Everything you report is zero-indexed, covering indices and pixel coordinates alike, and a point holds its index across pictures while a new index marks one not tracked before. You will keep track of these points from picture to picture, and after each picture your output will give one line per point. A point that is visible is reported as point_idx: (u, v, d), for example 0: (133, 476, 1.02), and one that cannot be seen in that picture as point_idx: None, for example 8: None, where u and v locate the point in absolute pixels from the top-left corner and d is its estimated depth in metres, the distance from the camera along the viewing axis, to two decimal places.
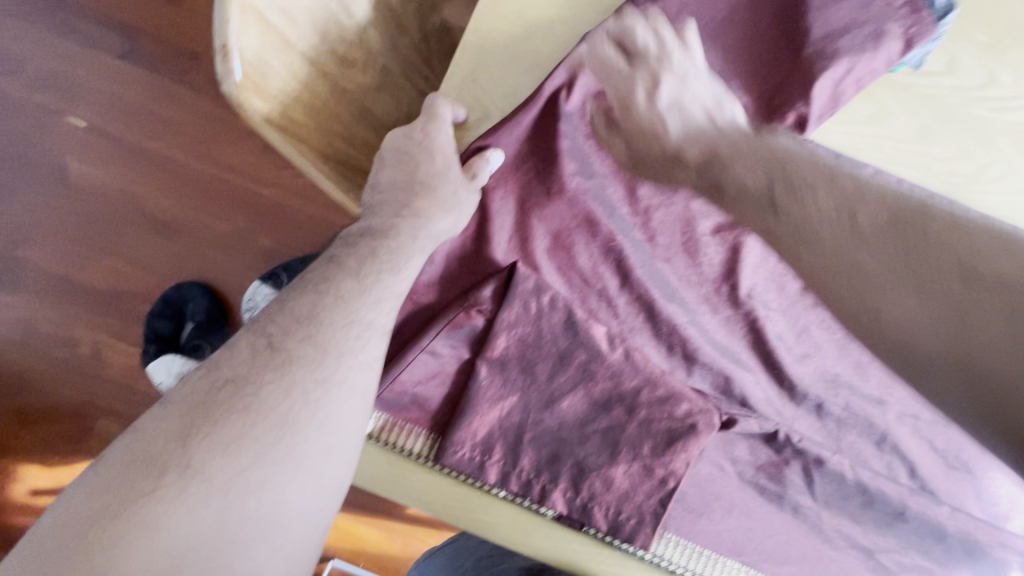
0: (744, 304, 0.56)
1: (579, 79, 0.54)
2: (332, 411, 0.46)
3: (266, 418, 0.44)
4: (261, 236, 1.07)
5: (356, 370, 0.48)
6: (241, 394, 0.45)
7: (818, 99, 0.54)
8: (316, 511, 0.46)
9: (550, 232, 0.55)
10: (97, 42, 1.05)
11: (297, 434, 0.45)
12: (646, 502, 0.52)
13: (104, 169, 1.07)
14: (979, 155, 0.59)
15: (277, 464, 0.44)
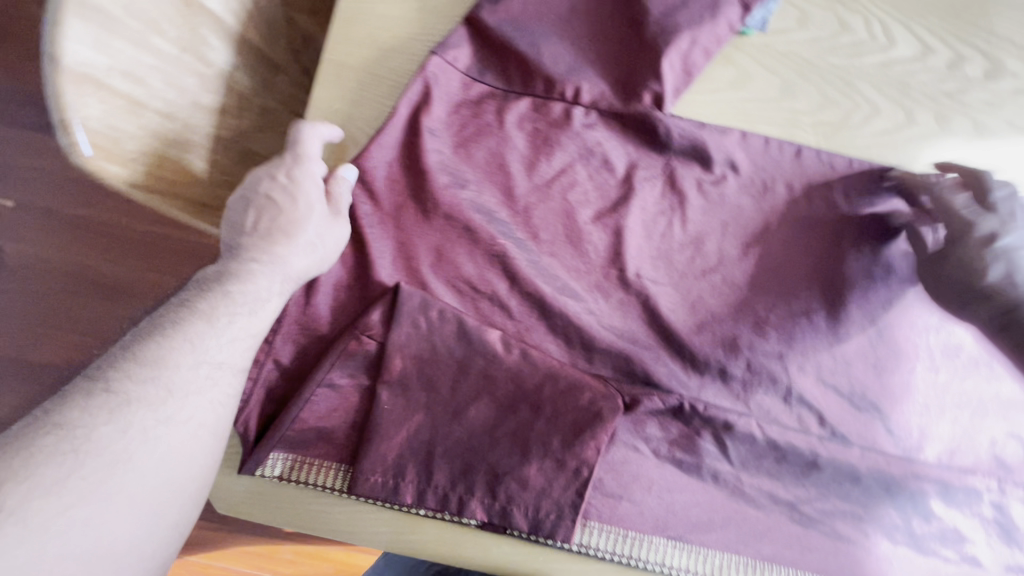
0: (635, 284, 0.57)
1: (431, 95, 0.55)
2: (177, 442, 0.41)
3: (99, 452, 0.37)
4: None
5: (204, 410, 0.42)
6: (56, 423, 0.37)
7: (669, 76, 0.55)
8: (144, 562, 0.37)
9: (431, 245, 0.55)
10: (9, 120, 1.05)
11: (132, 463, 0.38)
12: (564, 495, 0.53)
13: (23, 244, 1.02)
14: (843, 102, 0.60)
15: (107, 507, 0.36)
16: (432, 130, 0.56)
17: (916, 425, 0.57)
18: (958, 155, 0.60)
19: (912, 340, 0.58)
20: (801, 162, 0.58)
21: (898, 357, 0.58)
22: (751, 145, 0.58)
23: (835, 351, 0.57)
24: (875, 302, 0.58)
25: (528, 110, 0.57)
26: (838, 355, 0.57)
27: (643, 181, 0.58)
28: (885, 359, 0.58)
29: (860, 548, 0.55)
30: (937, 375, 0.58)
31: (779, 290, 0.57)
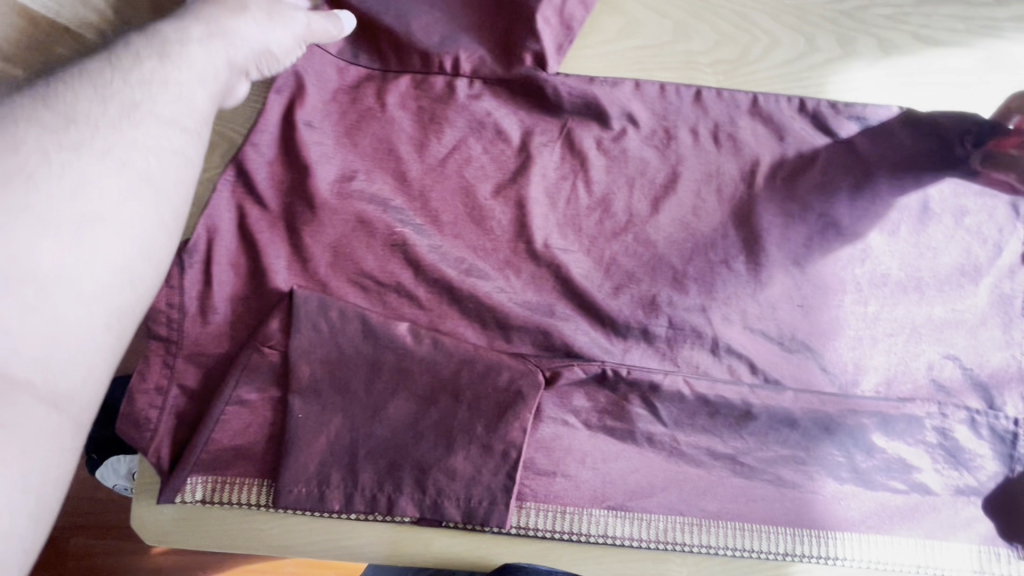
0: (545, 255, 0.54)
1: (305, 90, 0.53)
2: (150, 139, 0.35)
3: (59, 137, 0.32)
4: None
5: (130, 147, 0.34)
6: (60, 151, 0.32)
7: (547, 35, 0.53)
8: (70, 329, 0.30)
9: (326, 243, 0.53)
10: None
11: (106, 193, 0.32)
12: (495, 480, 0.51)
13: None
14: (739, 37, 0.58)
15: (13, 236, 0.29)
16: (310, 122, 0.53)
17: (852, 359, 0.55)
18: (865, 76, 0.58)
19: (839, 273, 0.56)
20: (702, 104, 0.56)
21: (826, 293, 0.56)
22: (646, 94, 0.56)
23: (762, 295, 0.55)
24: (797, 238, 0.55)
25: (411, 88, 0.55)
26: (764, 298, 0.55)
27: (540, 146, 0.55)
28: (813, 296, 0.55)
29: (804, 490, 0.54)
30: (867, 305, 0.56)
31: (695, 240, 0.55)
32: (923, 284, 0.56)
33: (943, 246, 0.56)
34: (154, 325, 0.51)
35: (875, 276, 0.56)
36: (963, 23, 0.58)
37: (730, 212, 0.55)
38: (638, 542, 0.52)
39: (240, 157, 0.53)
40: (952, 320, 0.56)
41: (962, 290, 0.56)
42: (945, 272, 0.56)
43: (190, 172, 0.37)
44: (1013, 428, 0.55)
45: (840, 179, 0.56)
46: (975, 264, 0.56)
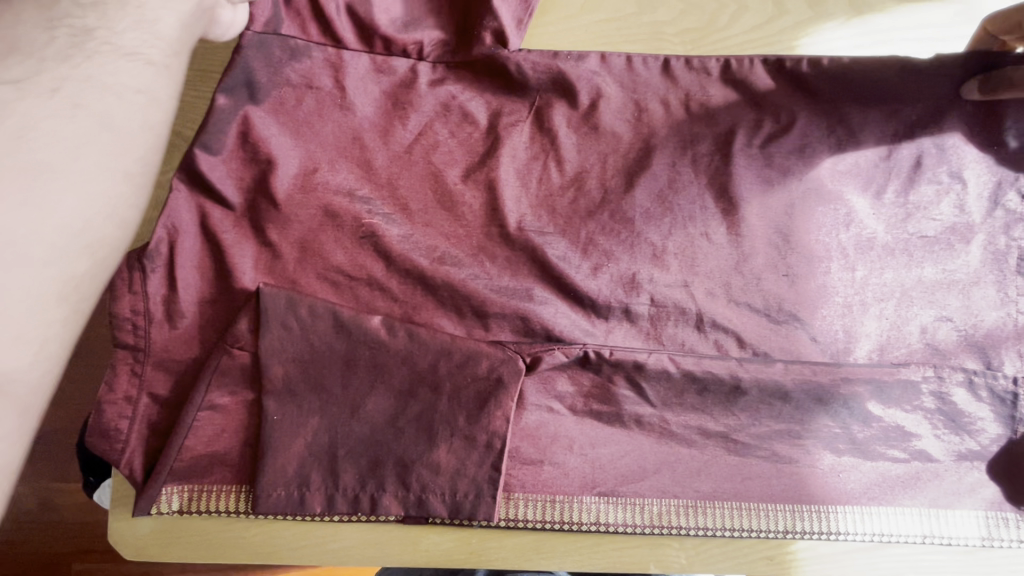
0: (520, 238, 0.53)
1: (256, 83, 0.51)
2: (110, 77, 0.40)
3: (9, 71, 0.37)
4: None
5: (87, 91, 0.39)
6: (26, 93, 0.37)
7: (505, 11, 0.52)
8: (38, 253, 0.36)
9: (293, 239, 0.52)
10: None
11: (55, 136, 0.37)
12: (480, 472, 0.49)
13: None
14: (706, 5, 0.56)
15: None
16: (268, 116, 0.52)
17: (844, 326, 0.54)
18: (838, 35, 0.56)
19: (823, 240, 0.54)
20: (671, 74, 0.55)
21: (812, 261, 0.54)
22: (613, 67, 0.54)
23: (745, 266, 0.53)
24: (778, 204, 0.54)
25: (372, 75, 0.54)
26: (748, 269, 0.53)
27: (508, 127, 0.54)
28: (799, 264, 0.54)
29: (801, 465, 0.52)
30: (853, 270, 0.54)
31: (672, 214, 0.54)
32: (910, 245, 0.55)
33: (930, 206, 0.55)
34: (119, 333, 0.49)
35: (860, 240, 0.54)
36: None
37: (708, 182, 0.54)
38: (633, 528, 0.51)
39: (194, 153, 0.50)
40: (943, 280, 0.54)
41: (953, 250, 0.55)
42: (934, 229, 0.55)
43: (154, 113, 0.42)
44: (1013, 388, 0.53)
45: (818, 143, 0.54)
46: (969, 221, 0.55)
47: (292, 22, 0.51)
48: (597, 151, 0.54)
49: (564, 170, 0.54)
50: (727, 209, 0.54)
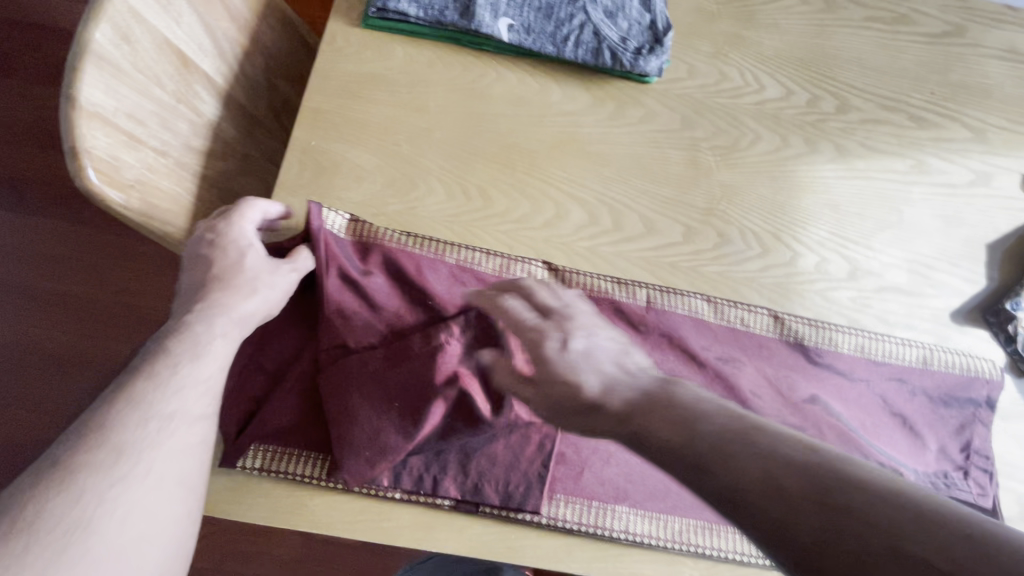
0: (588, 304, 0.64)
1: (332, 262, 0.58)
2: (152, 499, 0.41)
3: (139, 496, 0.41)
4: (117, 363, 1.27)
5: (148, 489, 0.41)
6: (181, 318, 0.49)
7: (569, 274, 0.65)
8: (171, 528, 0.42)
9: (390, 279, 0.60)
10: (49, 214, 1.34)
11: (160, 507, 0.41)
12: (531, 468, 0.57)
13: (32, 324, 1.27)
14: (732, 131, 0.75)
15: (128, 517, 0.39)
16: (342, 271, 0.58)
17: (845, 409, 0.64)
18: (827, 169, 0.74)
19: (821, 334, 0.66)
20: (706, 212, 0.71)
21: (811, 351, 0.65)
22: (663, 165, 0.72)
23: (763, 389, 0.63)
24: (777, 288, 0.69)
25: (480, 163, 0.69)
26: (765, 391, 0.63)
27: (578, 196, 0.69)
28: (797, 362, 0.65)
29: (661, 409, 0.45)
30: (846, 395, 0.65)
31: (694, 287, 0.67)
32: (893, 399, 0.65)
33: (899, 315, 0.69)
34: None
35: (852, 336, 0.66)
36: (896, 139, 0.77)
37: (726, 260, 0.69)
38: (655, 540, 0.57)
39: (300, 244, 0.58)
40: (916, 435, 0.64)
41: (937, 419, 0.65)
42: (917, 403, 0.65)
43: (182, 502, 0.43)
44: (964, 461, 0.64)
45: (807, 299, 0.69)
46: (916, 405, 0.65)
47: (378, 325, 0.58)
48: (646, 223, 0.69)
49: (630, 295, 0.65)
50: (742, 306, 0.66)
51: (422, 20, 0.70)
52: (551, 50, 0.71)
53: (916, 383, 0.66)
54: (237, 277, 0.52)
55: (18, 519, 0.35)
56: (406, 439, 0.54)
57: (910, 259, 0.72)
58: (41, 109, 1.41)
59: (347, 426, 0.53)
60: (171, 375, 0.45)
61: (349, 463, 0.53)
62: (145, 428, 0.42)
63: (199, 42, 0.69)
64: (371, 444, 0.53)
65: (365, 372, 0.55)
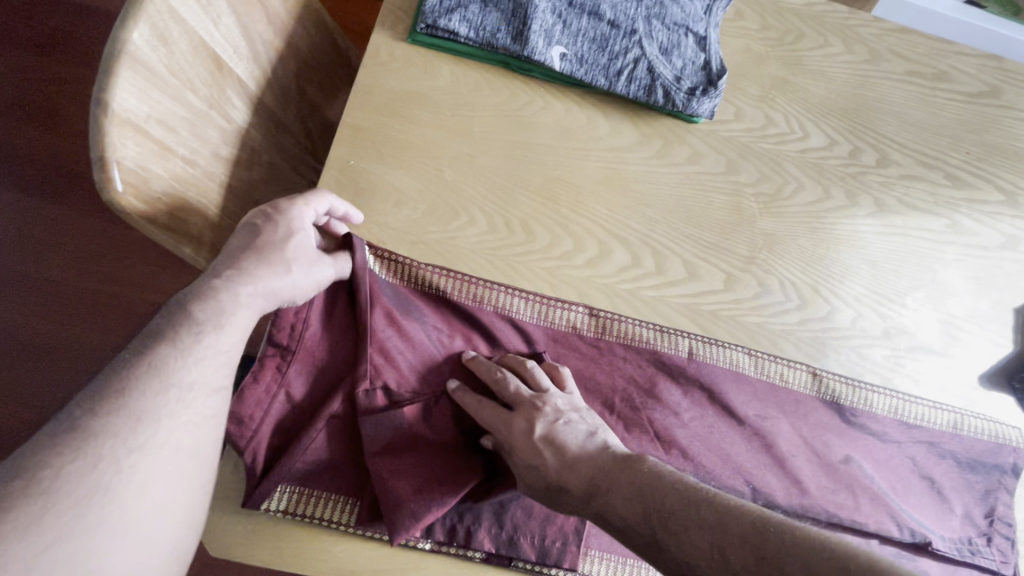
0: (632, 355, 0.64)
1: (375, 301, 0.58)
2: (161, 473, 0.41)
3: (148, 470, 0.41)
4: (100, 360, 1.20)
5: (162, 463, 0.42)
6: (203, 288, 0.48)
7: (611, 320, 0.64)
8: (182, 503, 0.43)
9: (428, 319, 0.61)
10: (37, 197, 1.26)
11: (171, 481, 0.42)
12: (568, 522, 0.55)
13: (11, 313, 1.20)
14: (775, 178, 0.74)
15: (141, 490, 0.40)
16: (385, 310, 0.58)
17: (876, 473, 0.65)
18: (865, 223, 0.74)
19: (857, 394, 0.66)
20: (748, 260, 0.70)
21: (847, 412, 0.66)
22: (707, 208, 0.71)
23: (799, 449, 0.64)
24: (815, 342, 0.68)
25: (523, 195, 0.67)
26: (800, 450, 0.64)
27: (623, 236, 0.67)
28: (831, 422, 0.66)
29: (685, 504, 0.46)
30: (876, 457, 0.66)
31: (734, 337, 0.66)
32: (921, 463, 0.66)
33: (931, 376, 0.69)
34: (278, 333, 0.54)
35: (889, 399, 0.66)
36: (933, 197, 0.77)
37: (767, 311, 0.68)
38: None
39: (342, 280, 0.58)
40: (943, 497, 0.66)
41: (963, 485, 0.66)
42: (945, 468, 0.66)
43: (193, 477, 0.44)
44: (988, 529, 0.65)
45: (846, 355, 0.68)
46: (943, 469, 0.66)
47: (417, 368, 0.58)
48: (688, 268, 0.68)
49: (674, 347, 0.64)
50: (782, 361, 0.66)
51: (472, 40, 0.68)
52: (603, 83, 0.69)
53: (946, 447, 0.66)
54: (279, 257, 0.51)
55: (40, 479, 0.36)
56: (451, 490, 0.53)
57: (942, 319, 0.72)
58: (33, 84, 1.33)
59: (393, 474, 0.52)
60: (166, 383, 0.43)
61: (393, 517, 0.51)
62: (130, 444, 0.40)
63: (235, 45, 0.65)
64: (416, 496, 0.52)
65: (394, 439, 0.54)
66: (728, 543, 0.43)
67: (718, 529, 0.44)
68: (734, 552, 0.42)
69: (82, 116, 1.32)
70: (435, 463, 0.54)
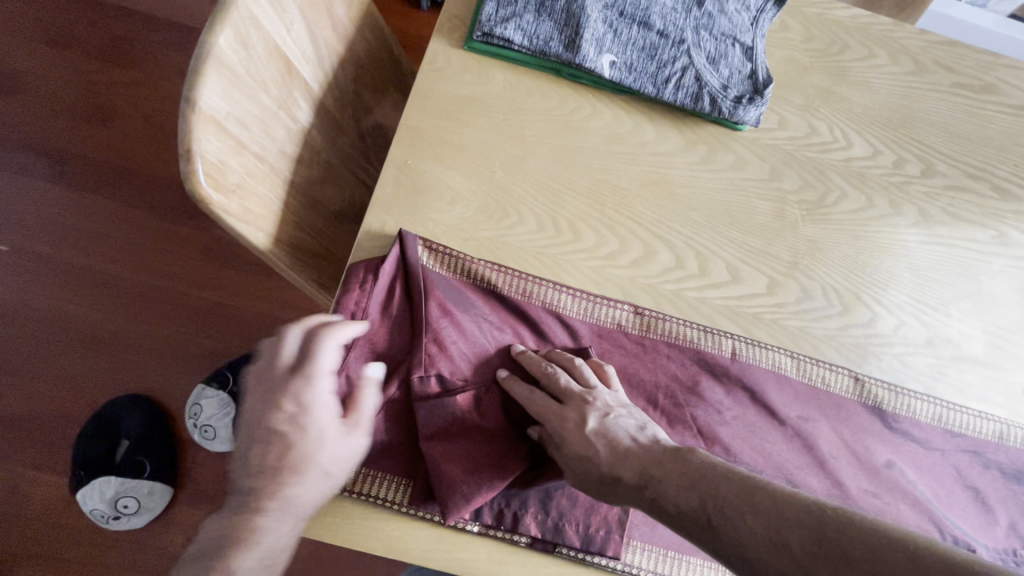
0: (676, 354, 0.65)
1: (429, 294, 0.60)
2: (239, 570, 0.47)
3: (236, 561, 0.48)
4: (149, 348, 1.27)
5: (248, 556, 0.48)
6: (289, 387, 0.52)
7: (656, 321, 0.66)
8: None
9: (480, 313, 0.63)
10: (97, 193, 1.34)
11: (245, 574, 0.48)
12: (612, 512, 0.57)
13: (71, 301, 1.27)
14: (818, 186, 0.75)
15: None
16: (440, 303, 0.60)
17: (919, 479, 0.65)
18: (909, 232, 0.75)
19: (901, 400, 0.66)
20: (791, 265, 0.71)
21: (890, 418, 0.66)
22: (749, 214, 0.72)
23: (839, 451, 0.65)
24: (857, 349, 0.68)
25: (571, 196, 0.69)
26: (841, 453, 0.65)
27: (667, 239, 0.69)
28: (872, 427, 0.66)
29: (740, 492, 0.47)
30: (921, 463, 0.65)
31: (776, 340, 0.67)
32: (968, 472, 0.66)
33: (975, 387, 0.69)
34: (339, 320, 0.58)
35: (935, 406, 0.67)
36: (979, 208, 0.77)
37: (809, 316, 0.69)
38: None
39: (397, 274, 0.61)
40: (990, 509, 0.65)
41: (1010, 496, 0.66)
42: (993, 479, 0.66)
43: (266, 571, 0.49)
44: None
45: (889, 364, 0.68)
46: (990, 479, 0.66)
47: (469, 359, 0.61)
48: (732, 272, 0.69)
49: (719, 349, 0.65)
50: (823, 365, 0.66)
51: (525, 48, 0.71)
52: (651, 90, 0.71)
53: (992, 457, 0.66)
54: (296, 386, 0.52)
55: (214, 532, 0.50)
56: (500, 476, 0.55)
57: (988, 330, 0.72)
58: (98, 87, 1.41)
59: (446, 459, 0.55)
60: (262, 484, 0.51)
61: (445, 497, 0.53)
62: (228, 540, 0.48)
63: (304, 50, 0.69)
64: (467, 480, 0.54)
65: (447, 426, 0.56)
66: (785, 529, 0.44)
67: (774, 514, 0.45)
68: (792, 536, 0.43)
69: (139, 117, 1.40)
70: (485, 452, 0.57)
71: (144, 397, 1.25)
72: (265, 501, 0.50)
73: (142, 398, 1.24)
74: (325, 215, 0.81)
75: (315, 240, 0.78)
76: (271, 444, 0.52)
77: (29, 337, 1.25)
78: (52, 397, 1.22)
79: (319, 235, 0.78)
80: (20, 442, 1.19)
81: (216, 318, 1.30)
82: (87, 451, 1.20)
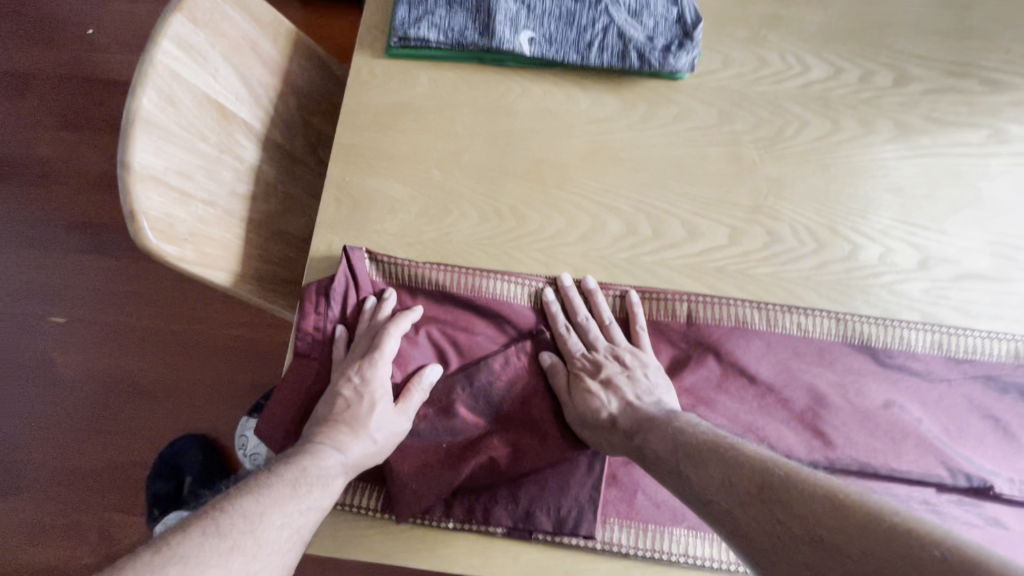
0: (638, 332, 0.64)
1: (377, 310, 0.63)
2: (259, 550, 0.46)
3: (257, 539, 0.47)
4: (190, 390, 1.37)
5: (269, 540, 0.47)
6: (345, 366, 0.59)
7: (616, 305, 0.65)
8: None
9: (436, 322, 0.65)
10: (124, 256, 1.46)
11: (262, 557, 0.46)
12: (582, 492, 0.57)
13: (118, 358, 1.40)
14: (775, 120, 0.70)
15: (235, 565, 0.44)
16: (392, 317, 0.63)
17: (923, 414, 0.60)
18: (887, 150, 0.68)
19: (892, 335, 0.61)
20: (753, 210, 0.67)
21: (880, 356, 0.61)
22: (701, 164, 0.69)
23: (828, 396, 0.61)
24: (838, 286, 0.63)
25: (511, 182, 0.69)
26: (831, 399, 0.61)
27: (615, 207, 0.67)
28: (862, 367, 0.62)
29: (706, 449, 0.50)
30: (923, 399, 0.61)
31: (744, 291, 0.64)
32: (979, 400, 0.60)
33: (982, 305, 0.62)
34: (300, 343, 0.63)
35: (934, 333, 0.61)
36: (968, 107, 0.69)
37: (779, 260, 0.65)
38: (718, 564, 0.55)
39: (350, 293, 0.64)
40: (1010, 437, 0.60)
41: None
42: (1009, 403, 0.60)
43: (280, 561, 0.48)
44: None
45: (878, 296, 0.63)
46: (1006, 405, 0.60)
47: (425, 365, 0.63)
48: (689, 228, 0.66)
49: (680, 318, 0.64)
50: (799, 310, 0.62)
51: (442, 43, 0.70)
52: (575, 58, 0.69)
53: (1006, 381, 0.60)
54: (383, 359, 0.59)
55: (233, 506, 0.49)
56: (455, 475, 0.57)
57: (992, 241, 0.65)
58: (109, 159, 1.53)
59: (402, 464, 0.59)
60: (297, 468, 0.52)
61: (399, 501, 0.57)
62: (252, 516, 0.48)
63: (236, 92, 0.72)
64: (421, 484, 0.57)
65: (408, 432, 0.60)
66: (735, 474, 0.47)
67: (733, 466, 0.47)
68: (740, 480, 0.46)
69: None
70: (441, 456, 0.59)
71: (200, 436, 1.34)
72: (297, 482, 0.51)
73: (196, 437, 1.33)
74: (295, 244, 0.84)
75: (287, 269, 0.81)
76: (348, 407, 0.57)
77: (90, 395, 1.38)
78: (117, 445, 1.35)
79: (291, 263, 0.82)
80: (96, 490, 1.33)
81: (243, 353, 1.38)
82: (157, 490, 1.30)
